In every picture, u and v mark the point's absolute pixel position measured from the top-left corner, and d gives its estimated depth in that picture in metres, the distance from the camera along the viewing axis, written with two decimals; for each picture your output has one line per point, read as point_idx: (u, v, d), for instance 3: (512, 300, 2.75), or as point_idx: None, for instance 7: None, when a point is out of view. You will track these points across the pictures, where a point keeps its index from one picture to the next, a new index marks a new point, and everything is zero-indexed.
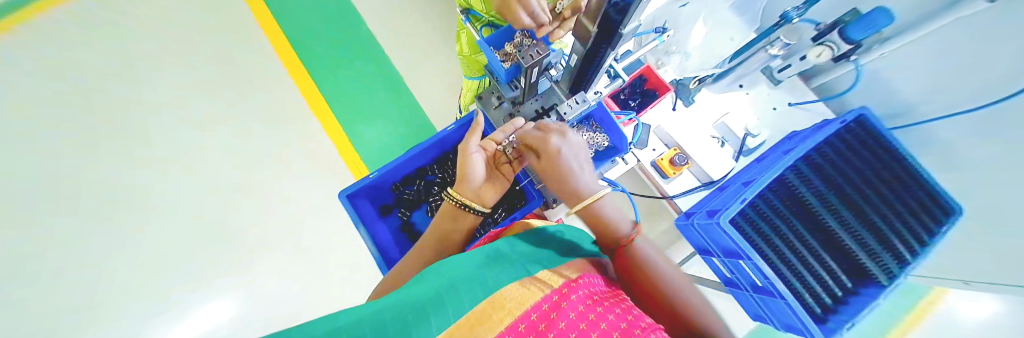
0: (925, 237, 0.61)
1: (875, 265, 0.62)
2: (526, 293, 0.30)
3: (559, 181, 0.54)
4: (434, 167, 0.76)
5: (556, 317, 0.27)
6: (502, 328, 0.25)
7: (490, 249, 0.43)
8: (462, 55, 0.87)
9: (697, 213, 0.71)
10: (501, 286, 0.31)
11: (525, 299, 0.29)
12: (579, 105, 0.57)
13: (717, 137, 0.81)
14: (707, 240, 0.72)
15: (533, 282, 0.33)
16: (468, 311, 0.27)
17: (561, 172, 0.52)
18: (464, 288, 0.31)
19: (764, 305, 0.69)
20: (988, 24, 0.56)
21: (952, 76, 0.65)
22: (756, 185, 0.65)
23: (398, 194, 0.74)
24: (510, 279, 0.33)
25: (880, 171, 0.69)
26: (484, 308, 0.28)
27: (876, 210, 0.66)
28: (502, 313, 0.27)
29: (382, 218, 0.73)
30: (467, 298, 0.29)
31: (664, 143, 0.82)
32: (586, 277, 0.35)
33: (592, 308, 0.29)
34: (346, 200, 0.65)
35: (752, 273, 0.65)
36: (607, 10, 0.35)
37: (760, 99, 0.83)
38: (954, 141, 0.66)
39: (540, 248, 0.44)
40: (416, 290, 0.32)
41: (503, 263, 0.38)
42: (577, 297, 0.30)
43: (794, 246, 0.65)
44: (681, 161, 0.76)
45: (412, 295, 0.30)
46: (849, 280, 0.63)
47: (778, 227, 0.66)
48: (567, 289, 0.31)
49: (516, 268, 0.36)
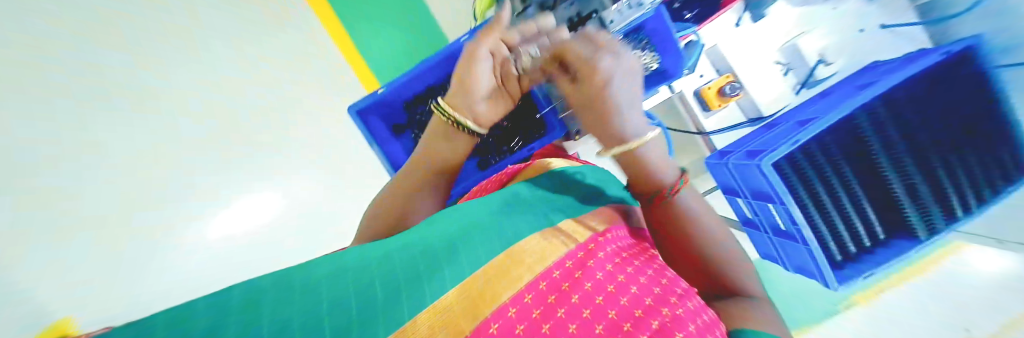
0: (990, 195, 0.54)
1: (919, 220, 0.57)
2: (548, 247, 0.29)
3: (594, 117, 0.39)
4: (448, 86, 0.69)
5: (581, 277, 0.26)
6: (520, 286, 0.24)
7: (510, 192, 0.41)
8: None
9: (735, 152, 0.65)
10: (519, 236, 0.30)
11: (547, 254, 0.28)
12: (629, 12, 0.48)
13: (781, 64, 0.69)
14: (738, 181, 0.66)
15: (556, 234, 0.31)
16: (483, 263, 0.25)
17: (598, 100, 0.37)
18: (478, 236, 0.29)
19: (780, 248, 0.68)
20: None
21: None
22: (814, 125, 0.56)
23: (410, 114, 0.69)
24: (529, 230, 0.31)
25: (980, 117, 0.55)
26: (500, 260, 0.26)
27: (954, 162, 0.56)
28: (522, 269, 0.26)
29: (396, 137, 0.70)
30: (481, 250, 0.27)
31: (715, 69, 0.72)
32: (614, 230, 0.34)
33: (621, 267, 0.28)
34: (356, 116, 0.63)
35: (779, 217, 0.62)
36: None
37: (849, 16, 0.66)
38: None
39: (561, 194, 0.41)
40: (429, 233, 0.30)
41: (522, 210, 0.36)
42: (605, 255, 0.29)
43: (835, 194, 0.60)
44: (732, 92, 0.65)
45: (428, 239, 0.29)
46: (883, 231, 0.61)
47: (825, 173, 0.60)
48: (594, 245, 0.30)
49: (535, 216, 0.34)
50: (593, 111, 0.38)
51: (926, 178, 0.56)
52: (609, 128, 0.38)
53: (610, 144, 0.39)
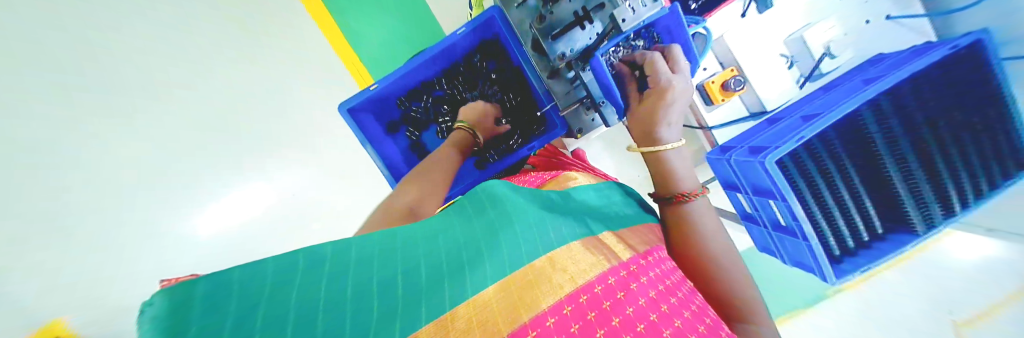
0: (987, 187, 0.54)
1: (917, 213, 0.57)
2: (591, 259, 0.34)
3: (642, 115, 0.47)
4: (442, 80, 0.66)
5: (623, 299, 0.30)
6: (557, 297, 0.29)
7: (550, 198, 0.46)
8: None
9: (737, 148, 0.65)
10: (560, 245, 0.35)
11: (591, 268, 0.32)
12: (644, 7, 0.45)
13: (785, 56, 0.68)
14: (738, 176, 0.66)
15: (598, 249, 0.36)
16: (523, 268, 0.31)
17: (654, 104, 0.46)
18: (523, 235, 0.34)
19: (779, 242, 0.68)
20: None
21: None
22: (818, 122, 0.54)
23: (405, 111, 0.66)
24: (572, 238, 0.36)
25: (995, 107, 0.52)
26: (539, 265, 0.31)
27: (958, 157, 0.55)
28: (562, 278, 0.31)
29: (390, 135, 0.68)
30: (526, 251, 0.32)
31: (720, 62, 0.70)
32: (655, 251, 0.39)
33: (663, 295, 0.32)
34: (348, 115, 0.59)
35: (779, 213, 0.61)
36: None
37: (854, 8, 0.65)
38: None
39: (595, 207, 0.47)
40: (476, 227, 0.36)
41: (561, 214, 0.41)
42: (647, 281, 0.33)
43: (837, 189, 0.60)
44: (736, 86, 0.63)
45: (474, 231, 0.35)
46: (881, 226, 0.61)
47: (827, 168, 0.59)
48: (638, 268, 0.34)
49: (577, 223, 0.40)
50: (648, 107, 0.46)
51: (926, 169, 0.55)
52: (650, 125, 0.46)
53: (644, 142, 0.47)
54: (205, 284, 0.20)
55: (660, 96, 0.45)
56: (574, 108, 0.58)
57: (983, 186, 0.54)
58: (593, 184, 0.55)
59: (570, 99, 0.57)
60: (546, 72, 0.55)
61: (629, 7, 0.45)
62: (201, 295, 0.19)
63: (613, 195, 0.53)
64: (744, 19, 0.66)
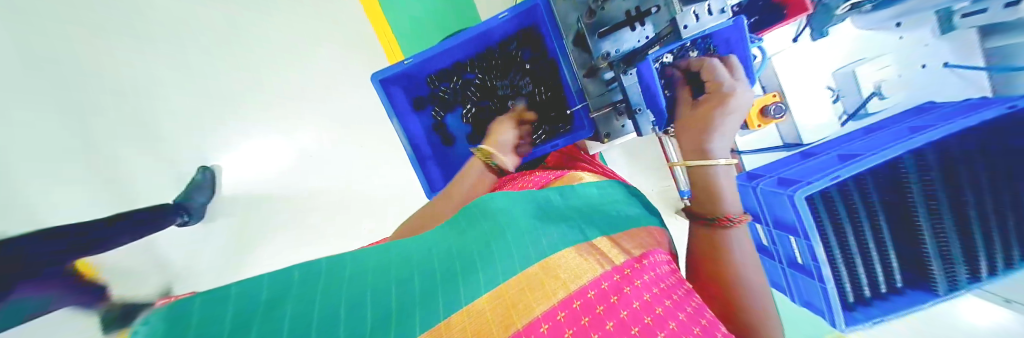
0: None
1: (941, 271, 0.55)
2: (585, 265, 0.31)
3: (693, 127, 0.41)
4: (474, 62, 0.64)
5: (617, 303, 0.27)
6: (551, 302, 0.27)
7: (542, 199, 0.45)
8: None
9: (765, 177, 0.63)
10: (554, 250, 0.33)
11: (584, 273, 0.30)
12: (699, 17, 0.44)
13: (831, 90, 0.65)
14: (762, 207, 0.64)
15: (594, 252, 0.34)
16: (515, 274, 0.29)
17: (705, 113, 0.40)
18: (513, 244, 0.33)
19: (791, 280, 0.67)
20: None
21: None
22: (858, 164, 0.51)
23: (433, 90, 0.66)
24: (566, 242, 0.34)
25: None
26: (532, 271, 0.30)
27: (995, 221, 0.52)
28: (556, 285, 0.28)
29: (415, 112, 0.67)
30: (517, 260, 0.31)
31: (763, 87, 0.67)
32: (653, 255, 0.35)
33: (661, 298, 0.29)
34: (379, 86, 0.59)
35: (797, 250, 0.60)
36: None
37: (912, 50, 0.61)
38: None
39: (591, 208, 0.45)
40: (464, 238, 0.35)
41: (558, 222, 0.39)
42: (642, 284, 0.30)
43: (861, 235, 0.58)
44: (776, 113, 0.60)
45: (464, 240, 0.35)
46: (901, 279, 0.59)
47: (855, 211, 0.58)
48: (631, 271, 0.31)
49: (572, 230, 0.38)
50: (700, 112, 0.41)
51: (957, 225, 0.54)
52: (701, 136, 0.40)
53: (688, 153, 0.41)
54: (203, 301, 0.22)
55: (716, 109, 0.39)
56: (605, 111, 0.56)
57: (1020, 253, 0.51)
58: (598, 181, 0.53)
59: (603, 101, 0.56)
60: (584, 69, 0.54)
61: (692, 14, 0.43)
62: (196, 308, 0.22)
63: (615, 193, 0.51)
64: (795, 43, 0.63)
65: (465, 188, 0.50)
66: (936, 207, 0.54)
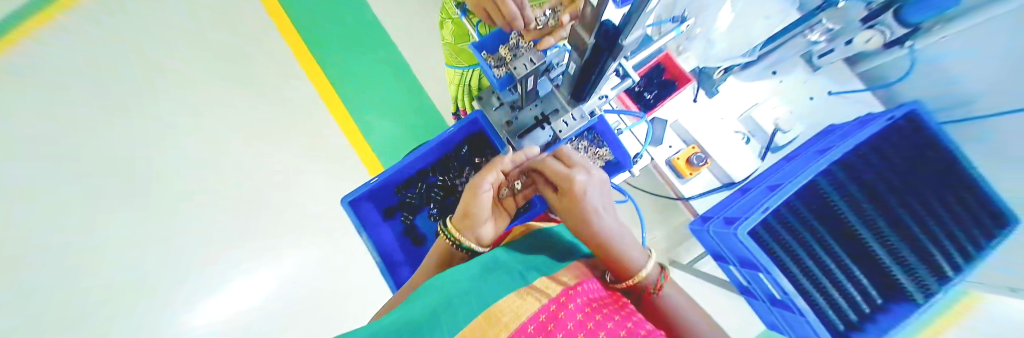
0: (973, 249, 0.48)
1: (908, 280, 0.50)
2: (520, 305, 0.30)
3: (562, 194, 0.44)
4: (436, 169, 0.72)
5: (553, 329, 0.27)
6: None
7: (487, 259, 0.43)
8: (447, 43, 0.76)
9: (713, 218, 0.65)
10: (499, 297, 0.32)
11: (523, 311, 0.29)
12: (577, 121, 0.49)
13: (742, 133, 0.74)
14: (723, 248, 0.63)
15: (530, 292, 0.33)
16: (470, 321, 0.28)
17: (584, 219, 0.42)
18: (457, 305, 0.31)
19: (783, 319, 0.58)
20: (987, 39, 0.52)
21: (825, 111, 0.71)
22: (783, 190, 0.56)
23: (401, 197, 0.72)
24: (506, 290, 0.33)
25: (942, 192, 0.52)
26: (479, 323, 0.28)
27: (950, 230, 0.50)
28: (498, 328, 0.27)
29: (387, 220, 0.72)
30: (460, 316, 0.29)
31: (681, 140, 0.77)
32: (576, 296, 0.32)
33: (593, 315, 0.30)
34: (347, 206, 0.63)
35: (770, 286, 0.55)
36: (598, 31, 0.29)
37: (796, 88, 0.73)
38: (1001, 134, 0.52)
39: (531, 258, 0.42)
40: (408, 310, 0.32)
41: (500, 273, 0.38)
42: (575, 306, 0.31)
43: (821, 259, 0.54)
44: (699, 161, 0.70)
45: (411, 317, 0.30)
46: (879, 295, 0.51)
47: (822, 259, 0.54)
48: (565, 297, 0.32)
49: (512, 278, 0.36)
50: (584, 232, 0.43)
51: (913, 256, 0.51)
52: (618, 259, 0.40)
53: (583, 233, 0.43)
54: None
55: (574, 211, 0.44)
56: None
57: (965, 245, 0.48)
58: (548, 229, 0.52)
59: None
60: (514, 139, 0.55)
61: (562, 121, 0.49)
62: None
63: (557, 239, 0.50)
64: (697, 103, 0.76)
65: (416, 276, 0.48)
66: (892, 246, 0.52)
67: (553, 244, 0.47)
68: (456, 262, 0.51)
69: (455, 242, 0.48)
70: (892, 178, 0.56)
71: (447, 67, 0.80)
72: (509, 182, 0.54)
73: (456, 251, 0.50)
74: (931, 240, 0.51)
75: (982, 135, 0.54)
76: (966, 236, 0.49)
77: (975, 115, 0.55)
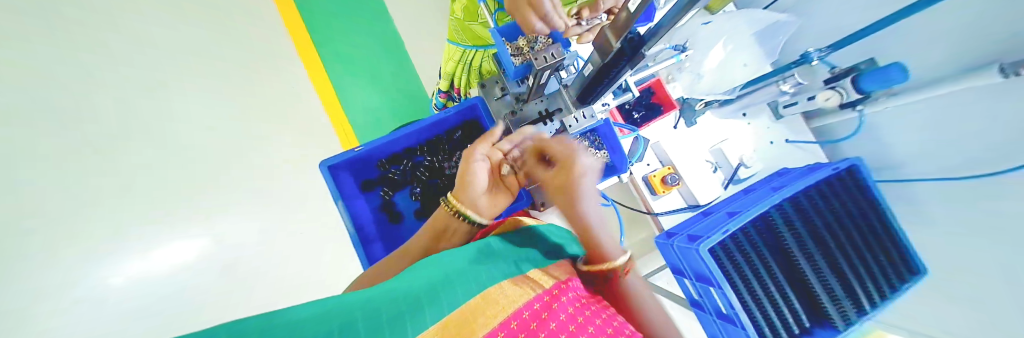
0: (886, 289, 0.58)
1: (834, 309, 0.58)
2: (516, 291, 0.30)
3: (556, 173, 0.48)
4: (423, 148, 0.71)
5: (547, 318, 0.27)
6: (495, 323, 0.25)
7: (481, 244, 0.43)
8: (454, 21, 0.76)
9: (678, 235, 0.70)
10: (494, 282, 0.32)
11: (517, 297, 0.29)
12: (585, 119, 0.52)
13: (711, 162, 0.82)
14: (683, 264, 0.69)
15: (524, 281, 0.33)
16: (462, 302, 0.27)
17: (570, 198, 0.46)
18: (456, 284, 0.30)
19: (724, 332, 0.64)
20: (944, 105, 0.58)
21: (783, 155, 0.81)
22: (741, 217, 0.63)
23: (383, 172, 0.70)
24: (501, 276, 0.33)
25: (867, 235, 0.62)
26: (475, 301, 0.28)
27: (869, 269, 0.60)
28: (494, 309, 0.27)
29: (363, 193, 0.69)
30: (459, 294, 0.28)
31: (658, 160, 0.83)
32: (572, 290, 0.32)
33: (584, 311, 0.29)
34: (327, 172, 0.60)
35: (718, 301, 0.61)
36: (624, 41, 0.32)
37: (761, 130, 0.82)
38: (929, 198, 0.61)
39: (526, 249, 0.43)
40: (399, 282, 0.31)
41: (494, 261, 0.38)
42: (568, 299, 0.30)
43: (766, 283, 0.61)
44: (672, 181, 0.76)
45: (407, 289, 0.29)
46: (807, 319, 0.59)
47: (766, 283, 0.61)
48: (559, 291, 0.31)
49: (505, 266, 0.37)
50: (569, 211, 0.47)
51: (840, 286, 0.59)
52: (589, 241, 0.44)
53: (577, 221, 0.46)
54: None
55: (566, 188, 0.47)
56: (538, 184, 0.62)
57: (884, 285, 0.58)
58: (537, 225, 0.53)
59: None
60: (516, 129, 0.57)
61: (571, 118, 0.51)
62: None
63: (549, 236, 0.51)
64: (676, 129, 0.81)
65: (396, 252, 0.47)
66: (825, 279, 0.60)
67: (544, 239, 0.48)
68: (446, 239, 0.50)
69: (455, 210, 0.49)
70: (836, 226, 0.63)
71: (448, 44, 0.79)
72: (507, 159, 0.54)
73: (447, 229, 0.50)
74: (855, 276, 0.59)
75: (916, 196, 0.64)
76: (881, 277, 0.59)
77: (909, 179, 0.66)
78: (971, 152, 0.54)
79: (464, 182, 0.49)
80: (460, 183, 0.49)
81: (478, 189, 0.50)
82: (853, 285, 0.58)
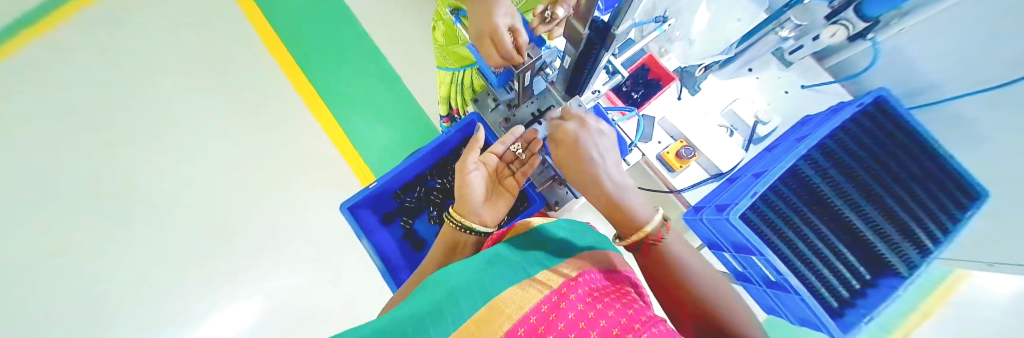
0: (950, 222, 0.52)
1: (893, 254, 0.53)
2: (523, 296, 0.30)
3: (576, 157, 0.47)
4: (433, 172, 0.73)
5: (555, 318, 0.26)
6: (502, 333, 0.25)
7: (490, 253, 0.43)
8: (438, 45, 0.78)
9: (705, 207, 0.67)
10: (502, 289, 0.31)
11: (524, 302, 0.29)
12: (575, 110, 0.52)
13: (725, 126, 0.78)
14: (716, 235, 0.66)
15: (532, 283, 0.32)
16: (468, 318, 0.27)
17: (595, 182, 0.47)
18: (462, 298, 0.30)
19: (777, 298, 0.60)
20: (967, 10, 0.53)
21: (801, 103, 0.76)
22: (767, 177, 0.59)
23: (401, 202, 0.72)
24: (510, 282, 0.33)
25: (912, 167, 0.57)
26: (483, 314, 0.28)
27: (924, 202, 0.54)
28: (501, 319, 0.27)
29: (386, 226, 0.72)
30: (465, 306, 0.29)
31: (669, 135, 0.80)
32: (581, 285, 0.31)
33: (593, 304, 0.28)
34: (348, 213, 0.63)
35: (763, 267, 0.58)
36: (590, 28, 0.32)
37: (771, 83, 0.78)
38: (973, 114, 0.56)
39: (538, 251, 0.43)
40: (410, 307, 0.31)
41: (503, 269, 0.37)
42: (577, 296, 0.29)
43: (810, 240, 0.57)
44: (688, 154, 0.73)
45: (416, 311, 0.30)
46: (866, 270, 0.54)
47: (810, 239, 0.57)
48: (567, 288, 0.30)
49: (515, 272, 0.36)
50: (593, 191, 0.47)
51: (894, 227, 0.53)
52: (627, 220, 0.44)
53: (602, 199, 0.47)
54: None
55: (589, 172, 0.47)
56: (548, 184, 0.62)
57: (946, 219, 0.52)
58: (548, 222, 0.52)
59: (543, 176, 0.62)
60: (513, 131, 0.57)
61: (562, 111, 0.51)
62: None
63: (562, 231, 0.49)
64: (681, 100, 0.80)
65: (417, 275, 0.49)
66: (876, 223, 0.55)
67: (557, 236, 0.47)
68: (460, 252, 0.51)
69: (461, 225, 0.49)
70: (876, 166, 0.58)
71: (437, 69, 0.83)
72: (505, 164, 0.57)
73: (457, 243, 0.51)
74: (909, 213, 0.54)
75: (961, 115, 0.58)
76: (941, 209, 0.53)
77: (947, 98, 0.60)
78: (1010, 55, 0.49)
79: (461, 195, 0.50)
80: (457, 196, 0.50)
81: (478, 201, 0.50)
82: (909, 224, 0.53)
